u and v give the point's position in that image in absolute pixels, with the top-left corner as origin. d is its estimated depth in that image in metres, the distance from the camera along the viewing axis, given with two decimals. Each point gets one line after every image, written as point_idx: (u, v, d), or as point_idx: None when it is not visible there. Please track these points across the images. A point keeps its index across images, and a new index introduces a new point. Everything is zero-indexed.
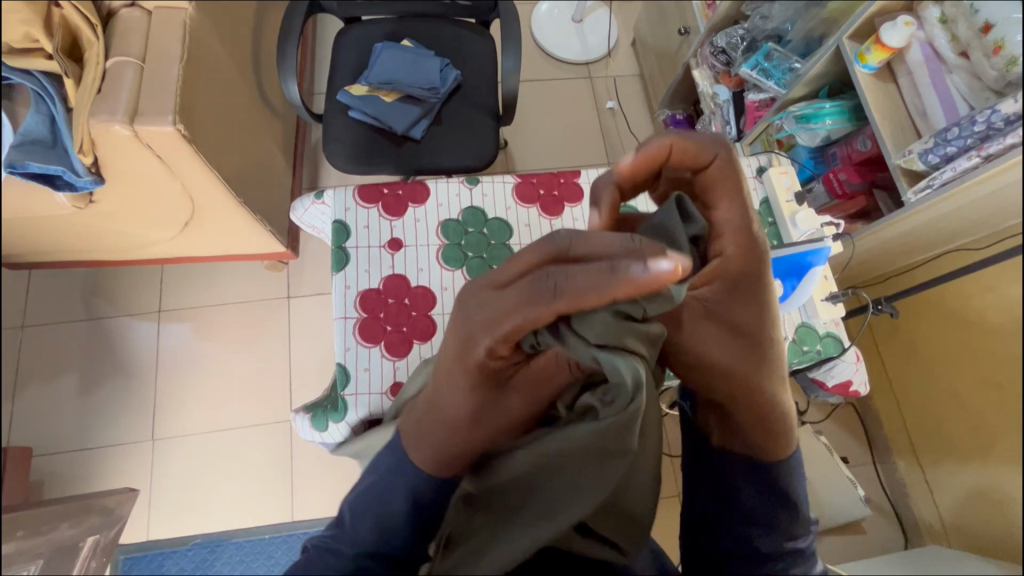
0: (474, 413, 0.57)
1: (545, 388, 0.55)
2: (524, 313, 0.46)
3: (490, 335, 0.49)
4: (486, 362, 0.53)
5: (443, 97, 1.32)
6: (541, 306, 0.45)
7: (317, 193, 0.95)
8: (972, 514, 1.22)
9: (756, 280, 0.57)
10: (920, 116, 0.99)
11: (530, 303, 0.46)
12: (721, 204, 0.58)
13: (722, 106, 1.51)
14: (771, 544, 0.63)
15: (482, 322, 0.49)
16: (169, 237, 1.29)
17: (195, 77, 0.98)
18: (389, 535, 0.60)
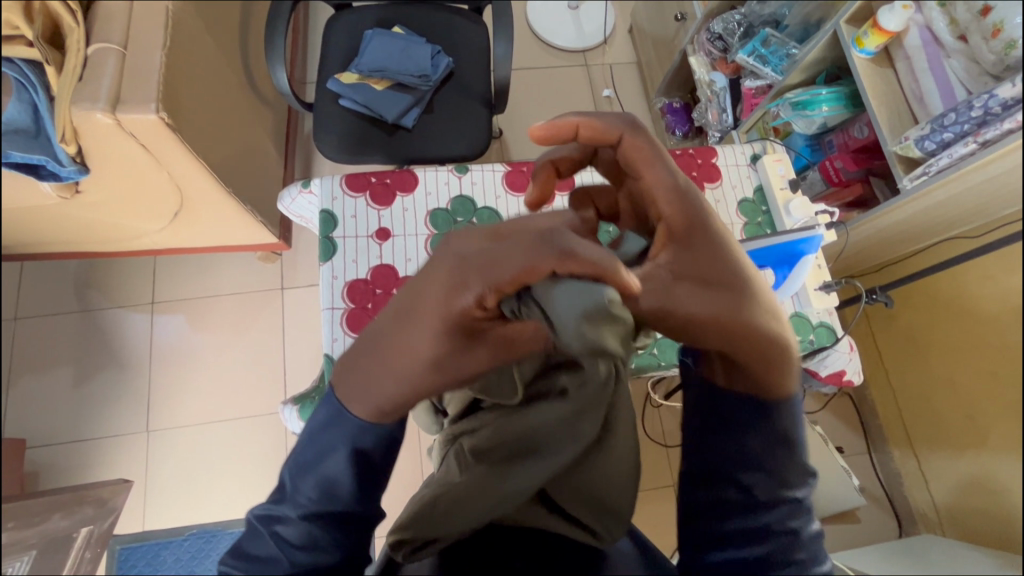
0: (437, 362, 0.46)
1: (519, 348, 0.47)
2: (527, 258, 0.39)
3: (481, 282, 0.41)
4: (461, 307, 0.43)
5: (434, 85, 1.31)
6: (543, 261, 0.39)
7: (304, 181, 0.94)
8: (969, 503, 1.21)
9: (705, 224, 0.49)
10: (917, 102, 0.97)
11: (536, 253, 0.39)
12: (647, 172, 0.51)
13: (719, 94, 1.48)
14: (767, 492, 0.55)
15: (481, 263, 0.41)
16: (160, 227, 1.28)
17: (179, 64, 0.96)
18: (339, 492, 0.51)
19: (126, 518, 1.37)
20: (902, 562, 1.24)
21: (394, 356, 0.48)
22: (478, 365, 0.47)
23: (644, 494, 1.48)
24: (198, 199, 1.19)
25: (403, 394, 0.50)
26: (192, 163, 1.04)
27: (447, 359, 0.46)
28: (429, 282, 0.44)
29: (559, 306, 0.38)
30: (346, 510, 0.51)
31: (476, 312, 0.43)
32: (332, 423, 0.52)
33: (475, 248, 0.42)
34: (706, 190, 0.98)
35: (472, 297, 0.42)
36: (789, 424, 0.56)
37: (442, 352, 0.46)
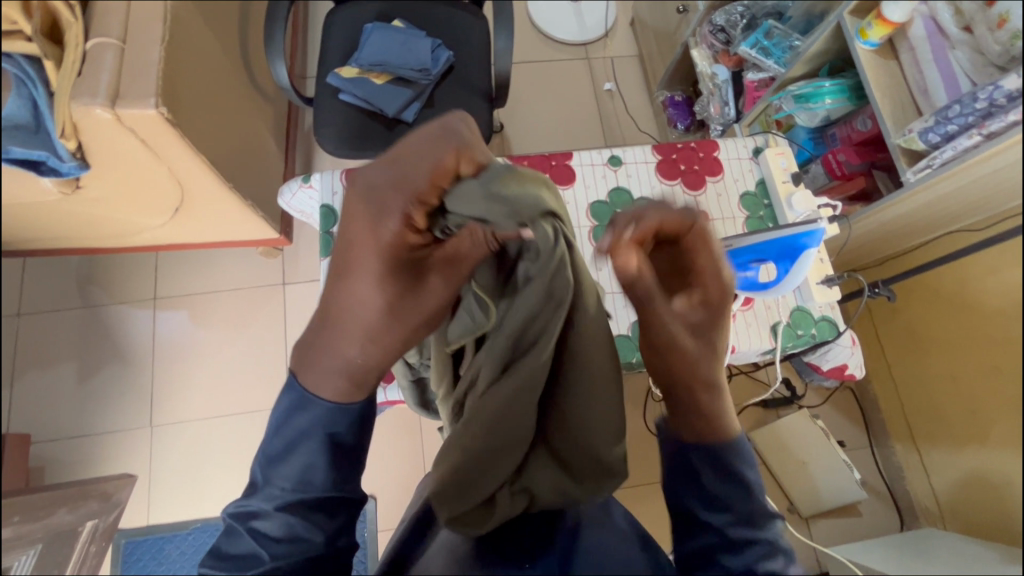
0: (390, 304, 0.56)
1: (462, 267, 0.56)
2: (430, 158, 0.48)
3: (403, 202, 0.50)
4: (394, 235, 0.52)
5: (434, 79, 1.30)
6: (443, 159, 0.47)
7: (304, 176, 0.94)
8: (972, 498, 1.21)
9: (721, 312, 0.58)
10: (920, 94, 0.96)
11: (430, 153, 0.48)
12: (702, 256, 0.56)
13: (721, 87, 1.47)
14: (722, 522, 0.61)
15: (393, 183, 0.50)
16: (161, 223, 1.28)
17: (178, 58, 0.95)
18: (313, 477, 0.54)
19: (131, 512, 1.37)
20: (904, 555, 1.24)
21: (343, 304, 0.56)
22: (436, 292, 0.57)
23: (645, 487, 1.49)
24: (199, 194, 1.18)
25: (372, 357, 0.56)
26: (192, 158, 1.04)
27: (396, 294, 0.56)
28: (358, 224, 0.53)
29: (467, 195, 0.47)
30: (320, 494, 0.54)
31: (409, 234, 0.53)
32: (298, 410, 0.55)
33: (384, 175, 0.51)
34: (707, 184, 0.97)
35: (400, 221, 0.51)
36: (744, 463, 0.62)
37: (389, 294, 0.55)
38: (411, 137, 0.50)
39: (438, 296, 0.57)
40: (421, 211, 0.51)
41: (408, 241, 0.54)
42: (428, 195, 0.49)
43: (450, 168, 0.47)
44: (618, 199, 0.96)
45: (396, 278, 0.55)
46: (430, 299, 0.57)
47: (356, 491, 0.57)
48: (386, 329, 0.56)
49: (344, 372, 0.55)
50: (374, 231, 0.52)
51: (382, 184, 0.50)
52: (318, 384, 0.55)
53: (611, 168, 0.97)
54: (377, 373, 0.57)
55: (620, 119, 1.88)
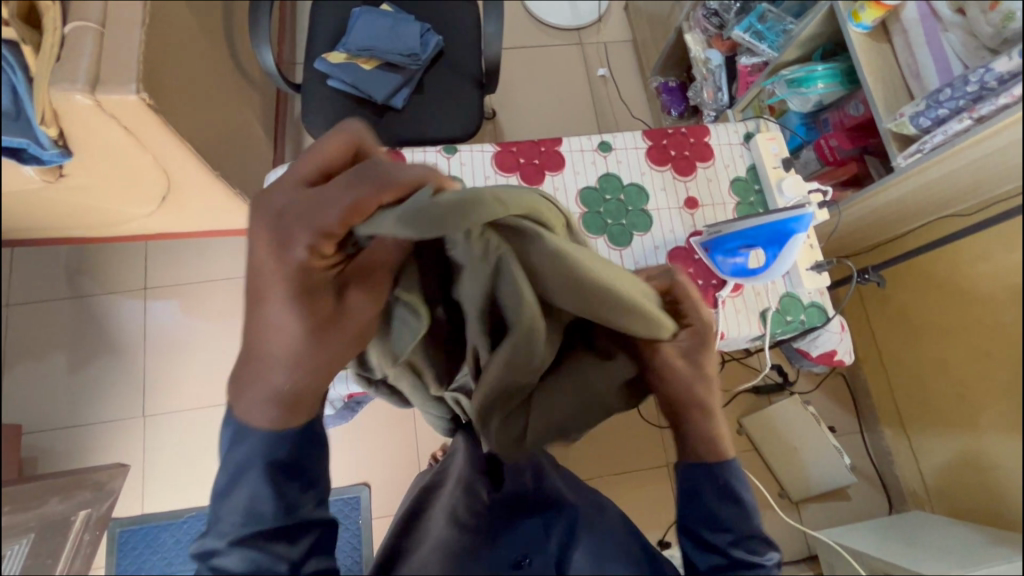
0: (310, 334, 0.50)
1: (382, 280, 0.52)
2: (351, 190, 0.44)
3: (309, 234, 0.46)
4: (301, 262, 0.47)
5: (424, 65, 1.28)
6: (354, 190, 0.43)
7: (291, 164, 0.93)
8: (962, 482, 1.22)
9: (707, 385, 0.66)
10: (913, 78, 0.96)
11: (351, 185, 0.44)
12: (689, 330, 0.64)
13: (714, 72, 1.46)
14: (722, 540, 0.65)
15: (302, 212, 0.46)
16: (148, 212, 1.27)
17: (159, 42, 0.93)
18: (261, 507, 0.51)
19: (125, 501, 1.38)
20: (893, 538, 1.25)
21: (256, 331, 0.51)
22: (361, 313, 0.52)
23: (638, 473, 1.50)
24: (185, 182, 1.17)
25: (298, 383, 0.52)
26: (176, 145, 1.02)
27: (316, 315, 0.50)
28: (261, 254, 0.48)
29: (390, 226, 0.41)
30: (272, 524, 0.51)
31: (318, 260, 0.48)
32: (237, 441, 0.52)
33: (292, 203, 0.47)
34: (697, 169, 0.97)
35: (308, 251, 0.47)
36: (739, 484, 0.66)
37: (310, 315, 0.50)
38: (309, 165, 0.49)
39: (362, 317, 0.52)
40: (332, 239, 0.47)
41: (317, 268, 0.49)
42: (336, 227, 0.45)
43: (372, 199, 0.43)
44: (608, 184, 0.95)
45: (313, 301, 0.50)
46: (361, 309, 0.52)
47: (314, 513, 0.54)
48: (318, 349, 0.51)
49: (272, 397, 0.52)
50: (282, 260, 0.47)
51: (284, 211, 0.47)
52: (243, 413, 0.53)
53: (601, 154, 0.96)
54: (307, 399, 0.54)
55: (614, 105, 1.86)
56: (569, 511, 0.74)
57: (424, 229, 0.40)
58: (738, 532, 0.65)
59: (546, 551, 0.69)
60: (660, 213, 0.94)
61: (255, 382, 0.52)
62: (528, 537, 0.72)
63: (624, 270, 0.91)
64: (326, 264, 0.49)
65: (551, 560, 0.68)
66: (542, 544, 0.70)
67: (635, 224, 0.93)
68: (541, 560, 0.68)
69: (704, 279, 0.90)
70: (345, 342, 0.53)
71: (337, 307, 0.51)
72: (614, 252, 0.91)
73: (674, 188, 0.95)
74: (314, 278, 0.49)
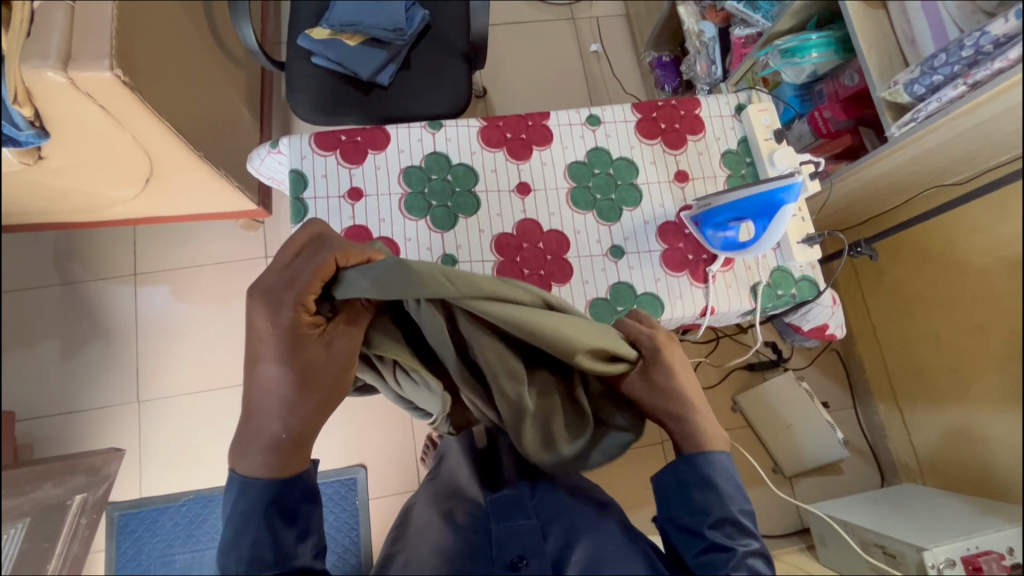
0: (300, 379, 0.56)
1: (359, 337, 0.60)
2: (315, 261, 0.56)
3: (291, 298, 0.55)
4: (291, 321, 0.56)
5: (410, 40, 1.24)
6: (318, 258, 0.55)
7: (272, 141, 0.90)
8: (964, 456, 1.22)
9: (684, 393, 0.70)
10: (908, 44, 0.93)
11: (316, 257, 0.56)
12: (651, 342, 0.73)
13: (707, 45, 1.43)
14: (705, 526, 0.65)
15: (284, 282, 0.56)
16: (132, 195, 1.24)
17: (133, 18, 0.91)
18: (262, 553, 0.56)
19: (123, 485, 1.38)
20: (885, 511, 1.26)
21: (251, 393, 0.57)
22: (345, 365, 0.59)
23: (634, 452, 1.50)
24: (168, 162, 1.14)
25: (294, 427, 0.57)
26: (155, 123, 0.99)
27: (301, 369, 0.56)
28: (257, 322, 0.56)
29: (355, 280, 0.55)
30: (271, 569, 0.56)
31: (305, 317, 0.56)
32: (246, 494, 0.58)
33: (276, 277, 0.57)
34: (688, 142, 0.95)
35: (295, 312, 0.56)
36: (714, 470, 0.66)
37: (295, 369, 0.56)
38: (286, 256, 0.58)
39: (348, 367, 0.59)
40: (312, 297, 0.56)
41: (305, 325, 0.56)
42: (315, 288, 0.56)
43: (330, 263, 0.55)
44: (597, 159, 0.93)
45: (300, 358, 0.56)
46: (337, 364, 0.58)
47: (311, 564, 0.59)
48: (300, 401, 0.57)
49: (266, 445, 0.57)
50: (273, 322, 0.56)
51: (269, 284, 0.56)
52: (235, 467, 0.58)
53: (589, 128, 0.94)
54: (294, 445, 0.58)
55: (607, 82, 1.83)
56: (567, 511, 0.75)
57: (386, 291, 0.53)
58: (718, 514, 0.65)
59: (542, 554, 0.70)
60: (650, 187, 0.93)
61: (248, 435, 0.58)
62: (525, 535, 0.72)
63: (613, 246, 0.90)
64: (311, 323, 0.57)
65: (548, 562, 0.70)
66: (539, 547, 0.71)
67: (624, 199, 0.92)
68: (537, 562, 0.69)
69: (694, 253, 0.90)
70: (332, 387, 0.59)
71: (326, 352, 0.57)
72: (603, 227, 0.90)
73: (664, 161, 0.94)
74: (303, 338, 0.56)
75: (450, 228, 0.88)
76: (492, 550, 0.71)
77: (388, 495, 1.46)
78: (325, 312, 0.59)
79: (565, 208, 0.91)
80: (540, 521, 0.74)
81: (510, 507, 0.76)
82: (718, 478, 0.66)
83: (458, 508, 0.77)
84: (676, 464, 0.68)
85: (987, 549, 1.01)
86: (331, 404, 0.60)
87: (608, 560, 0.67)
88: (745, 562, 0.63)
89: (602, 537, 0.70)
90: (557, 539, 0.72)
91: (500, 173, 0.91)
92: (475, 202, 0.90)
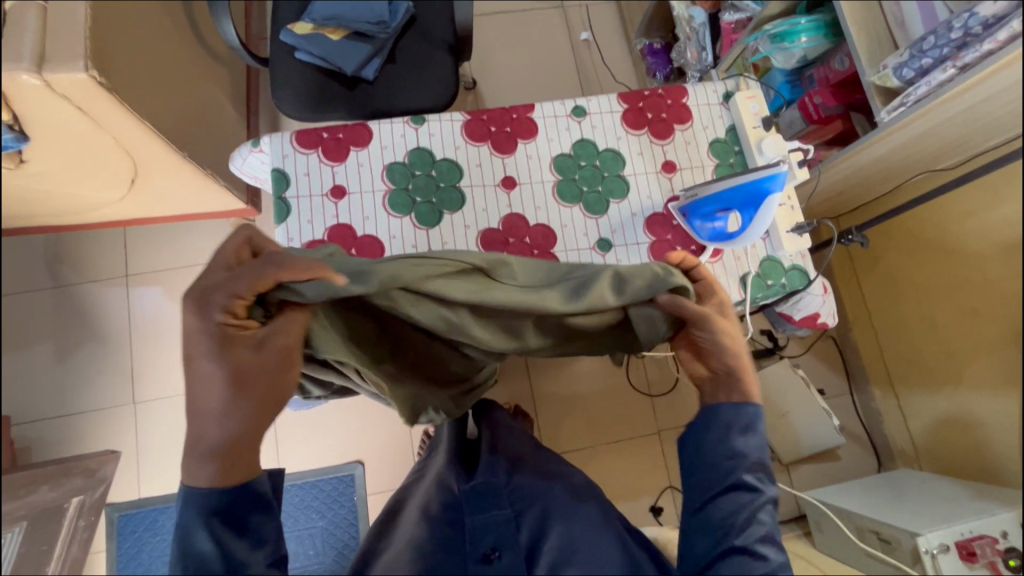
0: (235, 374, 0.56)
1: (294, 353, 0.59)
2: (255, 272, 0.54)
3: (221, 301, 0.54)
4: (219, 322, 0.55)
5: (393, 33, 1.23)
6: (255, 275, 0.53)
7: (254, 140, 0.89)
8: (962, 440, 1.22)
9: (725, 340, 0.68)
10: (897, 26, 0.92)
11: (254, 272, 0.54)
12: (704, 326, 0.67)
13: (698, 31, 1.40)
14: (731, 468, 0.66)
15: (218, 284, 0.55)
16: (118, 196, 1.23)
17: (106, 16, 0.88)
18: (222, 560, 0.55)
19: (121, 487, 1.38)
20: (880, 497, 1.26)
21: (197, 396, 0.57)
22: (273, 367, 0.58)
23: (629, 441, 1.51)
24: (151, 162, 1.13)
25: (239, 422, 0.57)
26: (136, 123, 0.98)
27: (234, 365, 0.56)
28: (185, 317, 0.55)
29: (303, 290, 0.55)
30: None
31: (231, 321, 0.56)
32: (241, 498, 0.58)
33: (209, 275, 0.55)
34: (675, 132, 0.94)
35: (224, 312, 0.55)
36: (754, 412, 0.67)
37: (229, 366, 0.56)
38: (219, 259, 0.56)
39: (282, 371, 0.59)
40: (242, 300, 0.55)
41: (231, 327, 0.56)
42: (253, 294, 0.55)
43: (269, 281, 0.54)
44: (583, 151, 0.92)
45: (231, 357, 0.56)
46: (274, 360, 0.58)
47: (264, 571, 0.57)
48: (236, 395, 0.57)
49: (219, 448, 0.57)
50: (200, 322, 0.55)
51: (200, 287, 0.55)
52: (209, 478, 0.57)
53: (575, 119, 0.93)
54: (240, 441, 0.58)
55: (598, 70, 1.80)
56: (542, 498, 0.78)
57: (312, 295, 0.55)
58: (751, 460, 0.66)
59: (516, 546, 0.74)
60: (637, 178, 0.92)
61: (189, 442, 0.57)
62: (499, 526, 0.76)
63: (600, 239, 0.89)
64: (238, 323, 0.56)
65: (521, 554, 0.73)
66: (513, 538, 0.75)
67: (611, 190, 0.91)
68: (512, 554, 0.73)
69: (683, 244, 0.89)
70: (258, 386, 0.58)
71: (254, 353, 0.57)
72: (590, 220, 0.89)
73: (651, 152, 0.93)
74: (232, 337, 0.56)
75: (436, 224, 0.87)
76: (466, 544, 0.74)
77: (386, 490, 1.46)
78: (259, 316, 0.58)
79: (552, 201, 0.90)
80: (515, 510, 0.78)
81: (485, 499, 0.79)
82: (759, 425, 0.67)
83: (432, 500, 0.80)
84: (723, 405, 0.68)
85: (982, 533, 0.99)
86: (270, 401, 0.59)
87: (581, 548, 0.71)
88: (765, 505, 0.65)
89: (574, 526, 0.73)
90: (530, 529, 0.75)
91: (484, 167, 0.90)
92: (460, 198, 0.89)
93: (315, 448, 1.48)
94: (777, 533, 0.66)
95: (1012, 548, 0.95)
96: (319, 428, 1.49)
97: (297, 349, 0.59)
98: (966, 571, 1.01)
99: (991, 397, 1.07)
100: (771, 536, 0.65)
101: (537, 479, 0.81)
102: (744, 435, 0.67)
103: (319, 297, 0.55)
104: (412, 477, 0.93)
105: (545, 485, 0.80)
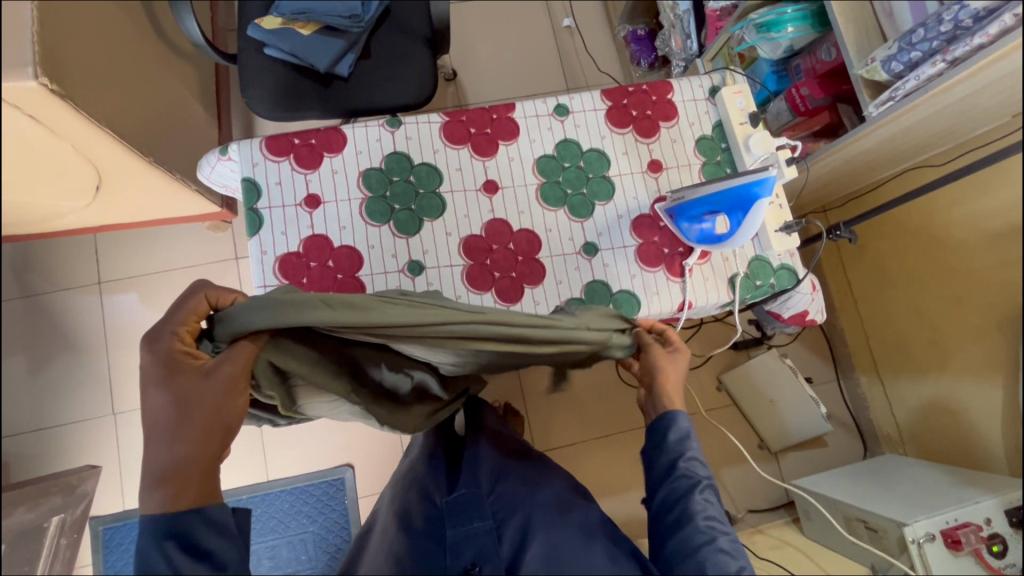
0: (179, 401, 0.56)
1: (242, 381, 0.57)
2: (184, 301, 0.60)
3: (168, 335, 0.58)
4: (167, 351, 0.57)
5: (367, 28, 1.17)
6: (189, 300, 0.60)
7: (221, 148, 0.85)
8: (944, 425, 1.24)
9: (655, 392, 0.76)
10: (885, 17, 0.89)
11: (186, 300, 0.60)
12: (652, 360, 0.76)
13: (682, 18, 1.38)
14: (665, 468, 0.73)
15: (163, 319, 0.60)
16: (82, 206, 1.16)
17: (55, 17, 0.83)
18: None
19: (104, 499, 1.35)
20: (865, 484, 1.28)
21: (153, 426, 0.57)
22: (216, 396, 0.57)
23: (619, 435, 1.50)
24: (116, 171, 1.08)
25: (186, 455, 0.56)
26: (94, 128, 0.93)
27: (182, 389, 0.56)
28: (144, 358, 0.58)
29: (235, 312, 0.58)
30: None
31: (181, 352, 0.58)
32: (219, 525, 0.56)
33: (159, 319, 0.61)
34: (661, 130, 0.91)
35: (172, 342, 0.58)
36: (676, 420, 0.74)
37: (174, 392, 0.56)
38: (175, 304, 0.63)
39: (227, 398, 0.57)
40: (188, 329, 0.59)
41: (180, 358, 0.57)
42: (193, 321, 0.59)
43: (202, 300, 0.60)
44: (566, 152, 0.89)
45: (176, 382, 0.56)
46: (220, 386, 0.56)
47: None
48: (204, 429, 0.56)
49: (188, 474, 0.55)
50: (152, 352, 0.58)
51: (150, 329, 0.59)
52: (175, 496, 0.55)
53: (557, 119, 0.90)
54: (205, 464, 0.57)
55: (582, 59, 1.76)
56: (524, 507, 0.77)
57: (273, 318, 0.56)
58: (682, 455, 0.72)
59: (497, 558, 0.73)
60: (622, 179, 0.89)
61: (150, 459, 0.56)
62: (479, 539, 0.75)
63: (586, 243, 0.87)
64: (184, 353, 0.58)
65: (503, 566, 0.72)
66: (493, 550, 0.73)
67: (596, 192, 0.88)
68: (492, 566, 0.72)
69: (670, 246, 0.87)
70: (197, 420, 0.56)
71: (206, 379, 0.57)
72: (575, 224, 0.87)
73: (636, 151, 0.90)
74: (179, 364, 0.57)
75: (416, 233, 0.84)
76: (447, 559, 0.74)
77: (377, 493, 1.45)
78: (208, 351, 0.60)
79: (535, 205, 0.87)
80: (497, 520, 0.77)
81: (465, 509, 0.78)
82: (689, 428, 0.74)
83: (415, 510, 0.80)
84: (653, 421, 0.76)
85: (967, 521, 1.01)
86: (218, 431, 0.57)
87: (564, 556, 0.69)
88: (703, 491, 0.70)
89: (556, 534, 0.72)
90: (511, 541, 0.74)
91: (465, 171, 0.87)
92: (440, 204, 0.86)
93: (302, 454, 1.46)
94: (721, 517, 0.69)
95: (994, 535, 1.01)
96: (306, 433, 1.47)
97: (245, 377, 0.57)
98: (949, 559, 1.01)
99: (976, 384, 1.08)
100: (715, 520, 0.68)
101: (519, 486, 0.80)
102: (665, 437, 0.73)
103: (249, 322, 0.57)
104: (390, 484, 0.95)
105: (529, 491, 0.80)
